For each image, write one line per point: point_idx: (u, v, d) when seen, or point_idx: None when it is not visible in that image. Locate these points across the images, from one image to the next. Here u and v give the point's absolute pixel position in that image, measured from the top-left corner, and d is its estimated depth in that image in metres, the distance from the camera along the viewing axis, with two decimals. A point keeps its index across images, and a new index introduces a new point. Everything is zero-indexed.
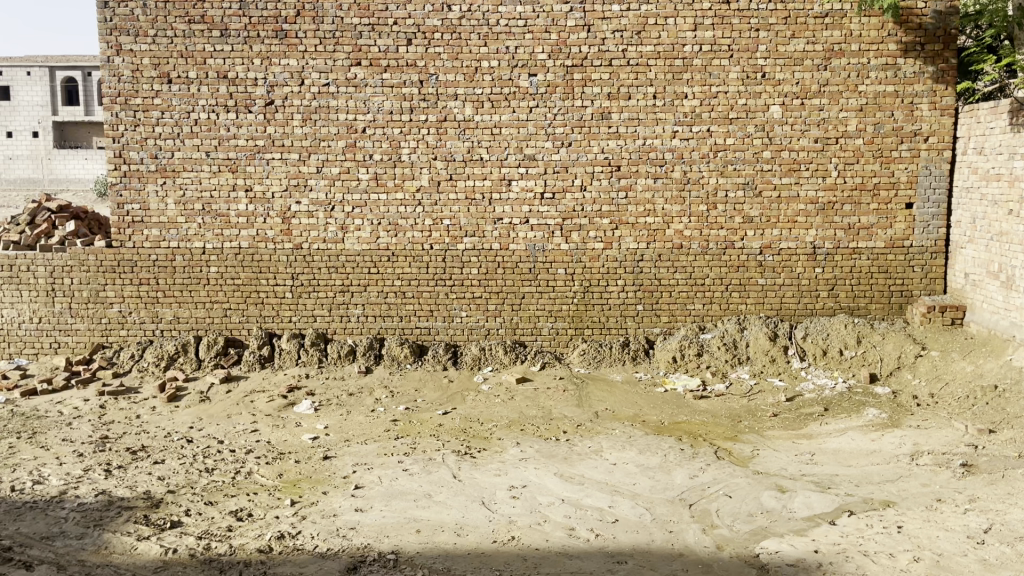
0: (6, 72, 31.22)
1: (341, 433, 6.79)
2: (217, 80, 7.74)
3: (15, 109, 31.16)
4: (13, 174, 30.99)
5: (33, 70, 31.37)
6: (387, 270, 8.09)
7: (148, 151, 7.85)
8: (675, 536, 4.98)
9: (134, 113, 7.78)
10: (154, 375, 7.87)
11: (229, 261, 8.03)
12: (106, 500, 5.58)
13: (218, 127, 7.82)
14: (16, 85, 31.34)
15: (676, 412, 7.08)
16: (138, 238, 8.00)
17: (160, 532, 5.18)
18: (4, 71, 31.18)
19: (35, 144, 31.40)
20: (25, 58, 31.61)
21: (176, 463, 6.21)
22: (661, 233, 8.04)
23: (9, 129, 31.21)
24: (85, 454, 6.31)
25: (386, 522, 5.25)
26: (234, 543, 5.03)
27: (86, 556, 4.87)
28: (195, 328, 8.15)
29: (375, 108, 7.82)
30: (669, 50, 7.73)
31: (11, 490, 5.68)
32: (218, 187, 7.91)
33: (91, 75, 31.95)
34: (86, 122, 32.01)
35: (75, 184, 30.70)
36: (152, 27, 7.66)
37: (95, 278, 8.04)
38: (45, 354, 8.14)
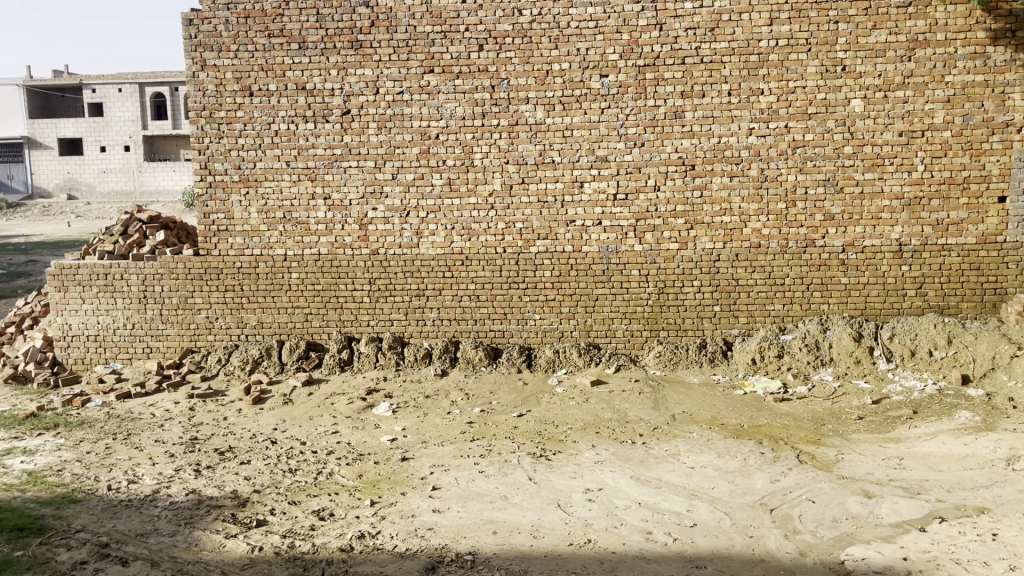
0: (101, 90, 33.14)
1: (419, 434, 6.89)
2: (296, 91, 7.96)
3: (108, 125, 32.90)
4: (107, 186, 33.03)
5: (125, 87, 32.95)
6: (461, 273, 8.17)
7: (231, 162, 8.12)
8: (757, 541, 4.89)
9: (218, 126, 8.07)
10: (240, 378, 8.14)
11: (309, 267, 8.23)
12: (196, 498, 5.80)
13: (297, 138, 8.04)
14: (109, 103, 33.08)
15: (757, 415, 6.94)
16: (224, 246, 8.27)
17: (246, 530, 5.35)
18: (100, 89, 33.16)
19: (127, 157, 33.05)
20: (117, 76, 33.18)
21: (261, 463, 6.41)
22: (738, 233, 7.90)
23: (103, 145, 32.97)
24: (176, 455, 6.57)
25: (463, 523, 5.30)
26: (316, 542, 5.16)
27: (177, 553, 5.07)
28: (277, 333, 8.38)
29: (448, 113, 7.91)
30: (744, 46, 7.60)
31: (109, 489, 5.95)
32: (298, 195, 8.13)
33: (178, 90, 33.00)
34: (175, 134, 33.23)
35: (163, 195, 32.59)
36: (235, 42, 7.94)
37: (184, 285, 8.35)
38: (138, 358, 8.50)
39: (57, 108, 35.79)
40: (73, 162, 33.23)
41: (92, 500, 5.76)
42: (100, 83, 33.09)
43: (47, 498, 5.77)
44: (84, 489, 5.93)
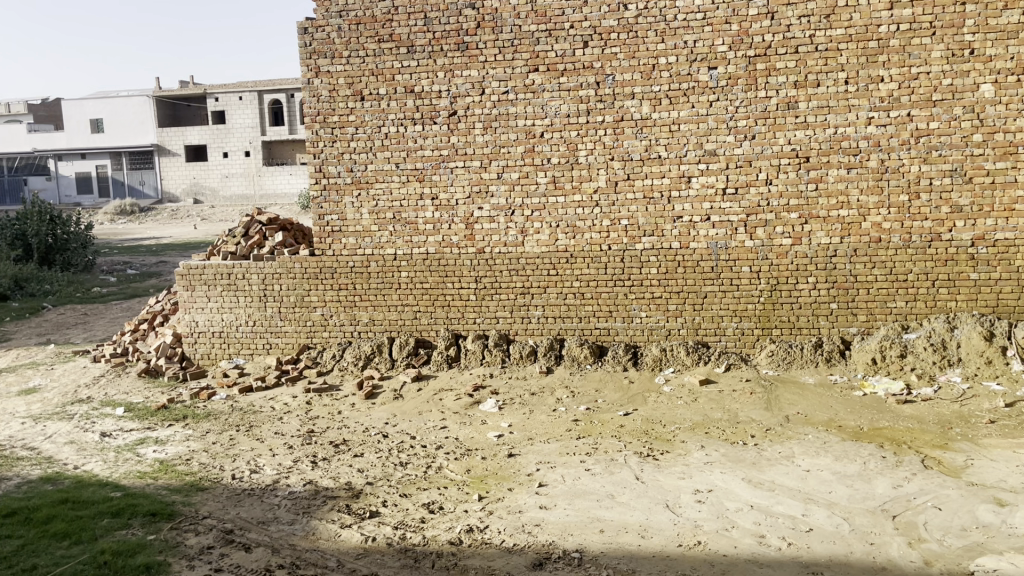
0: (224, 98, 34.94)
1: (525, 431, 6.94)
2: (405, 94, 8.16)
3: (230, 132, 34.74)
4: (230, 190, 35.03)
5: (245, 95, 34.60)
6: (566, 271, 8.16)
7: (344, 165, 8.39)
8: (877, 549, 4.69)
9: (332, 130, 8.36)
10: (353, 373, 8.40)
11: (418, 266, 8.41)
12: (313, 489, 6.04)
13: (406, 140, 8.23)
14: (231, 110, 34.88)
15: (877, 418, 6.64)
16: (337, 246, 8.57)
17: (360, 521, 5.52)
18: (223, 97, 34.95)
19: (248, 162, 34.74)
20: (239, 84, 34.94)
21: (374, 456, 6.60)
22: (856, 226, 7.58)
23: (225, 150, 34.86)
24: (294, 446, 6.86)
25: (570, 521, 5.31)
26: (427, 535, 5.28)
27: (296, 540, 5.30)
28: (388, 330, 8.60)
29: (553, 111, 7.93)
30: (862, 32, 7.29)
31: (233, 478, 6.26)
32: (407, 196, 8.33)
33: (294, 96, 34.25)
34: (291, 140, 34.50)
35: (280, 198, 34.12)
36: (347, 48, 8.20)
37: (301, 284, 8.67)
38: (259, 354, 8.87)
39: (184, 117, 38.07)
40: (198, 168, 35.30)
41: (217, 489, 6.08)
42: (223, 91, 34.90)
43: (177, 486, 6.12)
44: (210, 478, 6.26)
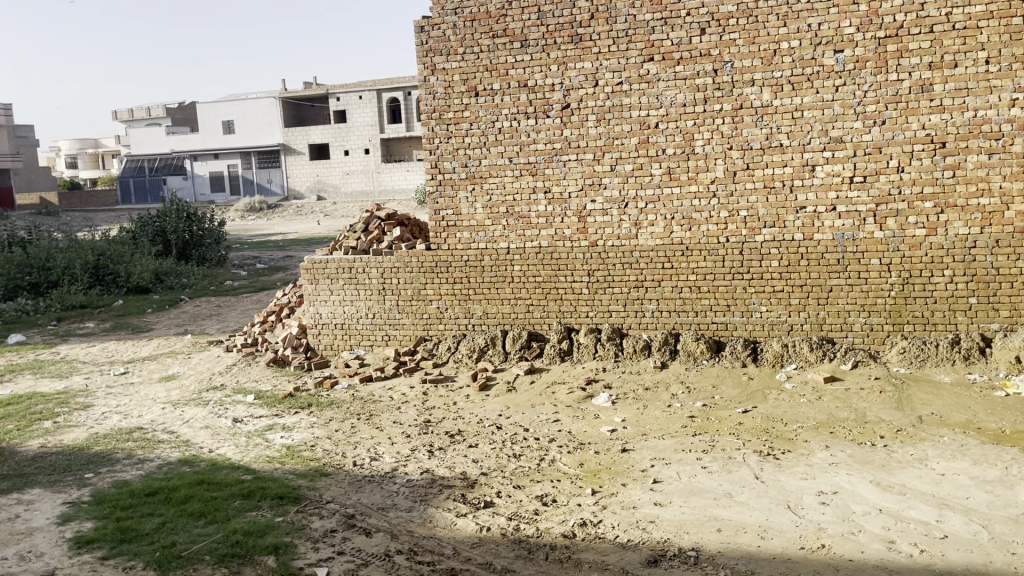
0: (345, 98, 36.12)
1: (639, 426, 6.87)
2: (519, 89, 8.21)
3: (351, 130, 36.02)
4: (352, 187, 36.44)
5: (364, 94, 35.67)
6: (681, 264, 8.00)
7: (459, 161, 8.52)
8: (1021, 560, 4.39)
9: (447, 126, 8.50)
10: (468, 365, 8.53)
11: (531, 260, 8.45)
12: (430, 477, 6.18)
13: (519, 134, 8.28)
14: (352, 109, 36.08)
15: (1021, 420, 6.21)
16: (452, 241, 8.71)
17: (475, 510, 5.61)
18: (344, 97, 36.13)
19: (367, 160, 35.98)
20: (359, 84, 35.98)
21: (488, 447, 6.69)
22: (998, 216, 7.11)
23: (347, 149, 36.20)
24: (412, 436, 7.03)
25: (686, 518, 5.22)
26: (541, 527, 5.31)
27: (414, 527, 5.44)
28: (501, 323, 8.67)
29: (668, 101, 7.79)
30: (1005, 8, 6.86)
31: (354, 464, 6.48)
32: (521, 190, 8.39)
33: (411, 93, 35.08)
34: (408, 137, 35.39)
35: (399, 194, 35.24)
36: (462, 45, 8.32)
37: (418, 277, 8.87)
38: (378, 345, 9.13)
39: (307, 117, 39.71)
40: (322, 166, 36.93)
41: (339, 474, 6.31)
42: (343, 91, 36.11)
43: (302, 470, 6.40)
44: (333, 464, 6.50)
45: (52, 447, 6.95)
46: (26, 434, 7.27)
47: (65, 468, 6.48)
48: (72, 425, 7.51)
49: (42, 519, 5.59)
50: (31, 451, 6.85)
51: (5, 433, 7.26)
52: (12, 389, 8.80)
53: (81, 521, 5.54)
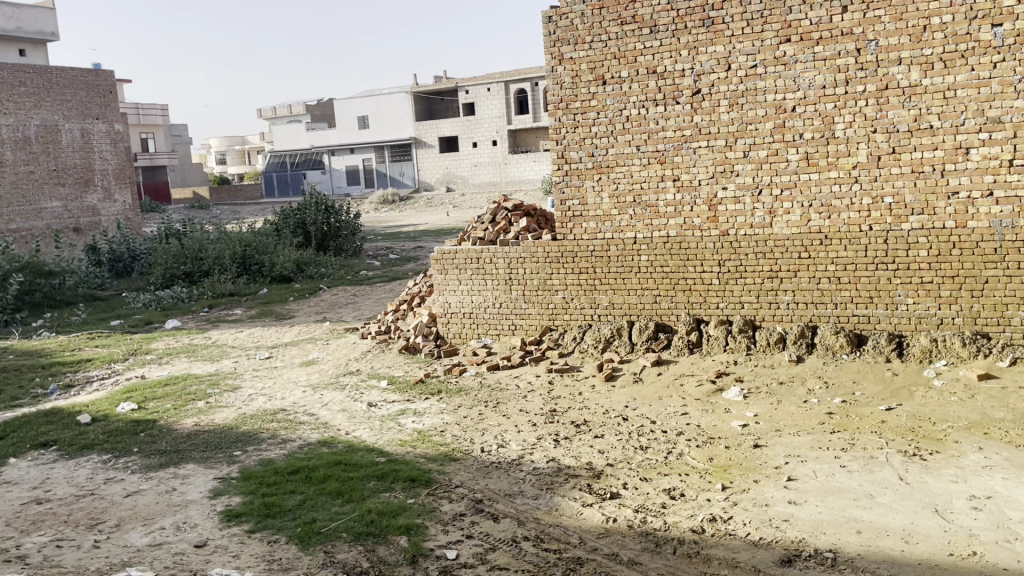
0: (474, 90, 36.73)
1: (772, 421, 6.65)
2: (647, 75, 8.11)
3: (479, 122, 36.68)
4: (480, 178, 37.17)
5: (493, 86, 36.10)
6: (819, 254, 7.64)
7: (586, 150, 8.50)
8: None
9: (574, 116, 8.50)
10: (593, 356, 8.49)
11: (658, 249, 8.31)
12: (556, 466, 6.22)
13: (647, 122, 8.18)
14: (480, 101, 36.63)
15: None
16: (578, 231, 8.71)
17: (601, 501, 5.61)
18: (473, 89, 36.75)
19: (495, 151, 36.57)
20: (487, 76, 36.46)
21: (615, 438, 6.65)
22: None
23: (475, 140, 36.90)
24: (538, 424, 7.09)
25: (822, 518, 5.02)
26: (668, 520, 5.25)
27: (541, 515, 5.50)
28: (628, 313, 8.57)
29: (806, 84, 7.49)
30: None
31: (482, 451, 6.60)
32: (648, 178, 8.27)
33: (539, 84, 35.14)
34: (536, 127, 35.64)
35: (526, 184, 35.62)
36: (590, 33, 8.30)
37: (544, 267, 8.89)
38: (504, 334, 9.23)
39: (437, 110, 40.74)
40: (451, 158, 37.69)
41: (468, 460, 6.45)
42: (473, 84, 36.62)
43: (433, 455, 6.58)
44: (461, 450, 6.65)
45: (204, 425, 7.46)
46: (182, 413, 7.84)
47: (216, 445, 6.94)
48: (222, 406, 8.03)
49: (196, 492, 6.02)
50: (187, 428, 7.38)
51: (164, 411, 7.86)
52: (170, 370, 9.50)
53: (230, 495, 5.93)
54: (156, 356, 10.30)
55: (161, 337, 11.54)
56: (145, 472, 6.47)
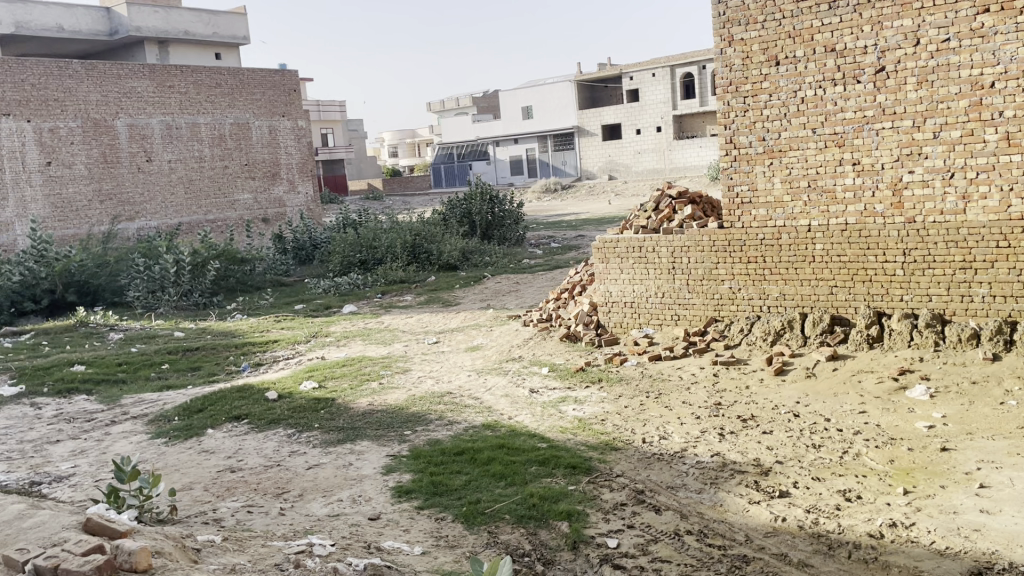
0: (638, 76, 36.53)
1: (963, 424, 6.15)
2: (825, 54, 7.74)
3: (643, 109, 36.35)
4: (644, 165, 36.76)
5: (657, 71, 35.86)
6: (1021, 242, 6.96)
7: (756, 134, 8.20)
8: None
9: (744, 99, 8.22)
10: (761, 348, 8.13)
11: (835, 238, 7.88)
12: (721, 461, 6.07)
13: (824, 102, 7.80)
14: (644, 86, 36.38)
15: None
16: (747, 218, 8.41)
17: (769, 499, 5.41)
18: (637, 75, 36.58)
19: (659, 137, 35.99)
20: (652, 61, 36.29)
21: (784, 435, 6.39)
22: None
23: (638, 127, 36.54)
24: (702, 417, 6.93)
25: (1020, 530, 4.60)
26: (842, 523, 4.99)
27: (705, 510, 5.39)
28: (800, 305, 8.16)
29: (1008, 57, 6.90)
30: None
31: (644, 441, 6.53)
32: (825, 163, 7.89)
33: (706, 67, 34.72)
34: (702, 111, 34.93)
35: (691, 170, 34.94)
36: (762, 13, 8.01)
37: (710, 257, 8.66)
38: (667, 325, 9.06)
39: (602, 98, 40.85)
40: (613, 146, 37.68)
41: (630, 450, 6.40)
42: (637, 70, 36.59)
43: (594, 443, 6.59)
44: (623, 439, 6.61)
45: (378, 404, 7.85)
46: (357, 392, 8.29)
47: (388, 425, 7.29)
48: (394, 387, 8.42)
49: (369, 468, 6.36)
50: (361, 407, 7.80)
51: (341, 390, 8.34)
52: (347, 352, 10.06)
53: (401, 472, 6.21)
54: (334, 339, 10.94)
55: (338, 321, 12.25)
56: (324, 447, 6.89)
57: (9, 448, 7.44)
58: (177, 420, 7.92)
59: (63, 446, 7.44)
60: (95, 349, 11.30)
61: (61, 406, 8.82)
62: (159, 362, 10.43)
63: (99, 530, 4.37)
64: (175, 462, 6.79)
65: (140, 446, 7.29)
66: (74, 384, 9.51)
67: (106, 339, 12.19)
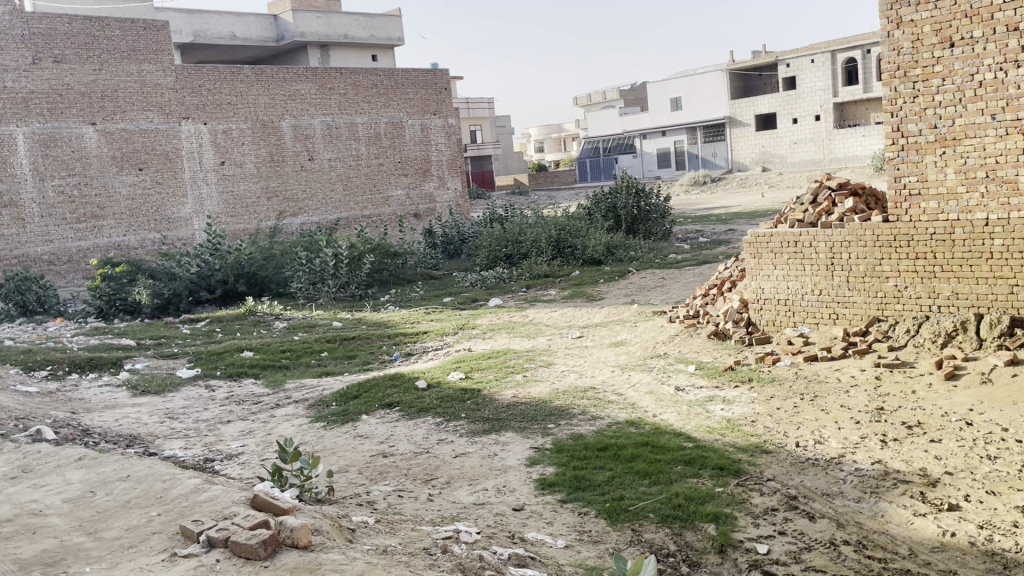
0: (795, 63, 35.12)
1: None
2: (1007, 34, 7.16)
3: (800, 97, 34.92)
4: (800, 156, 35.35)
5: (817, 57, 34.30)
6: None
7: (927, 122, 7.72)
8: None
9: (913, 84, 7.75)
10: (930, 351, 7.58)
11: (1017, 232, 7.20)
12: (882, 469, 5.71)
13: (1006, 86, 7.22)
14: (802, 73, 34.93)
15: None
16: (915, 211, 7.88)
17: (937, 512, 5.06)
18: (795, 62, 35.17)
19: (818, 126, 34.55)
20: (811, 46, 34.74)
21: (955, 445, 5.94)
22: None
23: (795, 116, 35.17)
24: (862, 422, 6.56)
25: None
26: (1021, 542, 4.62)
27: (864, 520, 5.11)
28: (976, 305, 7.53)
29: None
30: None
31: (798, 445, 6.25)
32: (1006, 151, 7.29)
33: (870, 52, 32.70)
34: (866, 98, 33.13)
35: (854, 160, 33.28)
36: None
37: (873, 252, 8.16)
38: (825, 324, 8.63)
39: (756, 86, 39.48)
40: (768, 136, 36.38)
41: (782, 454, 6.15)
42: (795, 56, 35.17)
43: (743, 445, 6.38)
44: (774, 442, 6.36)
45: (523, 397, 7.94)
46: (502, 384, 8.42)
47: (532, 417, 7.36)
48: (538, 380, 8.51)
49: (514, 459, 6.45)
50: (506, 399, 7.91)
51: (487, 381, 8.51)
52: (493, 344, 10.25)
53: (545, 465, 6.26)
54: (480, 331, 11.17)
55: (485, 314, 12.51)
56: (471, 436, 7.05)
57: (187, 425, 8.11)
58: (334, 406, 8.35)
59: (233, 426, 8.02)
60: (262, 337, 12.11)
61: (232, 389, 9.52)
62: (319, 349, 11.03)
63: (266, 507, 4.67)
64: (332, 445, 7.16)
65: (301, 429, 7.74)
66: (244, 368, 10.23)
67: (271, 327, 13.05)
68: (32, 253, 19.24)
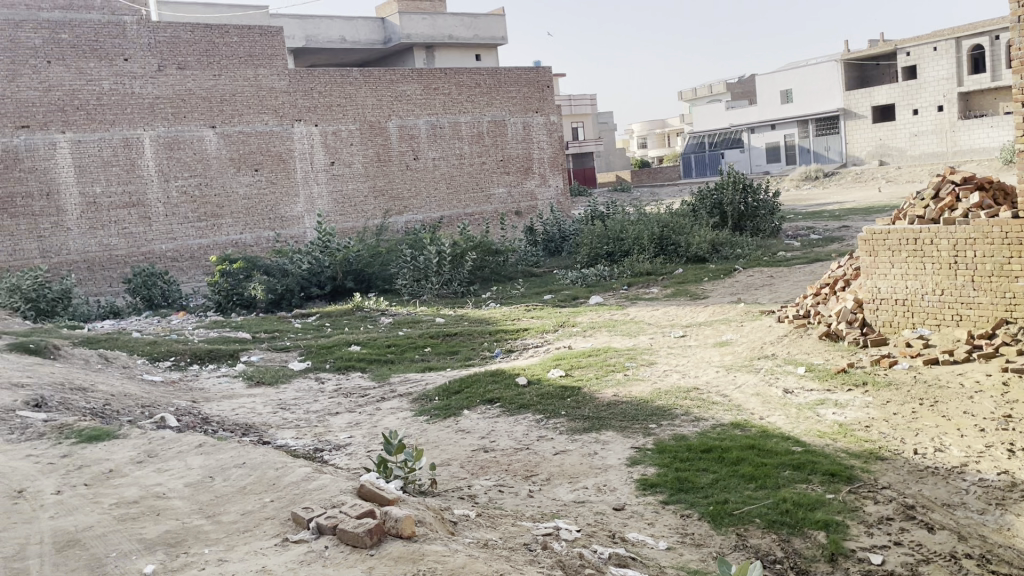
0: (916, 52, 33.61)
1: None
2: None
3: (921, 88, 33.33)
4: (921, 149, 33.71)
5: (940, 45, 32.73)
6: None
7: None
8: None
9: None
10: None
11: None
12: (1009, 481, 5.38)
13: None
14: (924, 62, 33.37)
15: None
16: None
17: None
18: (915, 51, 33.64)
19: (940, 117, 32.89)
20: (933, 34, 33.23)
21: None
22: None
23: (916, 108, 33.58)
24: (987, 430, 6.18)
25: None
26: None
27: (989, 532, 4.92)
28: None
29: None
30: None
31: (915, 453, 5.95)
32: None
33: (1000, 37, 31.03)
34: (994, 87, 31.43)
35: (981, 153, 31.53)
36: None
37: (1001, 250, 7.69)
38: (947, 326, 8.17)
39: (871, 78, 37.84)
40: (885, 129, 34.79)
41: (898, 461, 5.87)
42: (916, 45, 33.65)
43: (856, 451, 6.12)
44: (890, 449, 6.07)
45: (623, 396, 7.86)
46: (603, 383, 8.36)
47: (633, 417, 7.27)
48: (639, 379, 8.41)
49: (615, 458, 6.39)
50: (607, 397, 7.85)
51: (587, 379, 8.47)
52: (593, 342, 10.19)
53: (646, 465, 6.18)
54: (581, 329, 11.13)
55: (586, 312, 12.47)
56: (571, 434, 7.04)
57: (297, 416, 8.42)
58: (436, 400, 8.50)
59: (341, 418, 8.29)
60: (368, 332, 12.46)
61: (340, 382, 9.84)
62: (423, 345, 11.25)
63: (371, 497, 4.80)
64: (435, 439, 7.29)
65: (405, 422, 7.91)
66: (352, 362, 10.55)
67: (377, 323, 13.40)
68: (158, 250, 20.42)
